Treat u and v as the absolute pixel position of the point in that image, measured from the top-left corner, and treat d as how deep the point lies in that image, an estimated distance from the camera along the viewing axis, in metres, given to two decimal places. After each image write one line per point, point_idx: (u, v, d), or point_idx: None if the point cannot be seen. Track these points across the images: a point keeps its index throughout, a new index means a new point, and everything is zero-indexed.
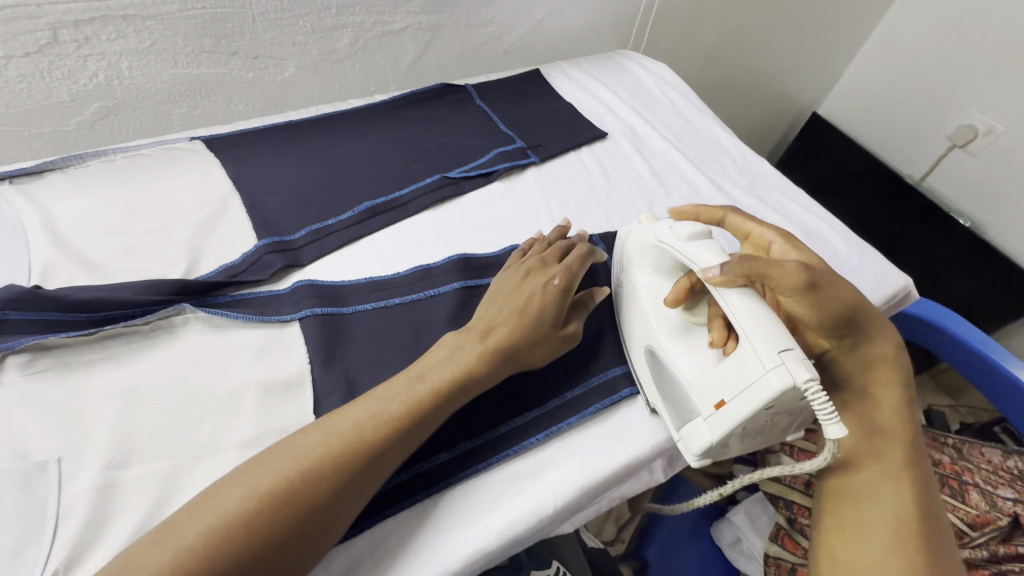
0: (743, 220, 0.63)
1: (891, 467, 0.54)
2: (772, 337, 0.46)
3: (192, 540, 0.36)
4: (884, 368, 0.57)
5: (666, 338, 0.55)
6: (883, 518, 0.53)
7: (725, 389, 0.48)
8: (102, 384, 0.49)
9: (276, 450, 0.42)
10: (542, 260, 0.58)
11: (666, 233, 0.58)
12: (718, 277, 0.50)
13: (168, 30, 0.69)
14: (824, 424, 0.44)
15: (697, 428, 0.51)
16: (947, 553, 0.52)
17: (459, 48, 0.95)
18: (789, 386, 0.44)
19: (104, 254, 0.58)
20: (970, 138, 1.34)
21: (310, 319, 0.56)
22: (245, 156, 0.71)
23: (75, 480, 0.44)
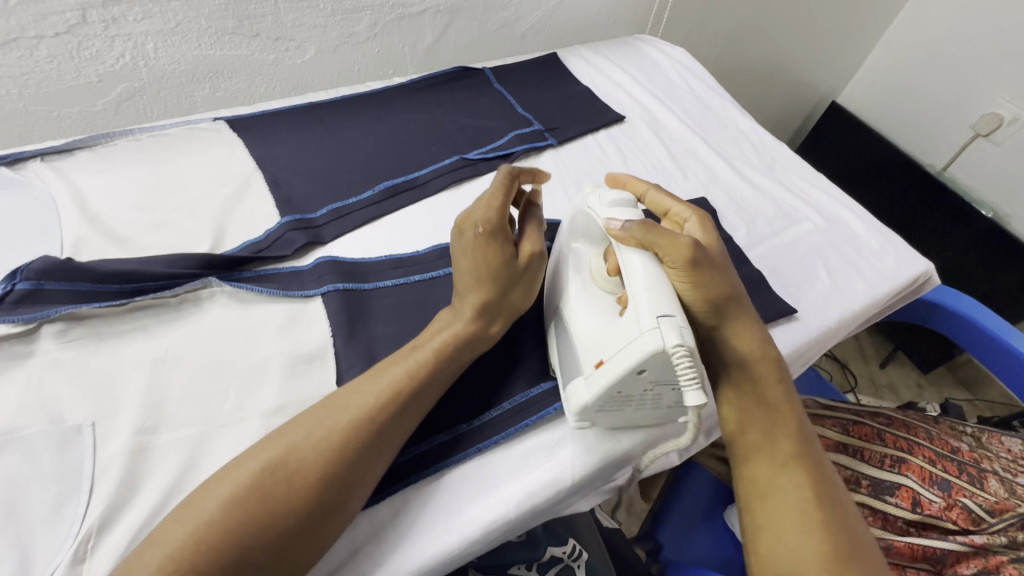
0: (664, 198, 0.59)
1: (784, 456, 0.52)
2: (657, 299, 0.45)
3: (213, 512, 0.38)
4: (756, 367, 0.54)
5: (579, 298, 0.53)
6: (790, 509, 0.50)
7: (605, 348, 0.47)
8: (133, 353, 0.50)
9: (286, 426, 0.43)
10: (467, 211, 0.54)
11: (596, 202, 0.55)
12: (619, 233, 0.50)
13: (192, 11, 0.70)
14: (684, 389, 0.42)
15: (578, 389, 0.49)
16: (855, 527, 0.50)
17: (476, 31, 0.95)
18: (657, 350, 0.43)
19: (132, 229, 0.59)
20: (993, 127, 1.31)
21: (333, 294, 0.57)
22: (267, 136, 0.72)
23: (109, 443, 0.45)
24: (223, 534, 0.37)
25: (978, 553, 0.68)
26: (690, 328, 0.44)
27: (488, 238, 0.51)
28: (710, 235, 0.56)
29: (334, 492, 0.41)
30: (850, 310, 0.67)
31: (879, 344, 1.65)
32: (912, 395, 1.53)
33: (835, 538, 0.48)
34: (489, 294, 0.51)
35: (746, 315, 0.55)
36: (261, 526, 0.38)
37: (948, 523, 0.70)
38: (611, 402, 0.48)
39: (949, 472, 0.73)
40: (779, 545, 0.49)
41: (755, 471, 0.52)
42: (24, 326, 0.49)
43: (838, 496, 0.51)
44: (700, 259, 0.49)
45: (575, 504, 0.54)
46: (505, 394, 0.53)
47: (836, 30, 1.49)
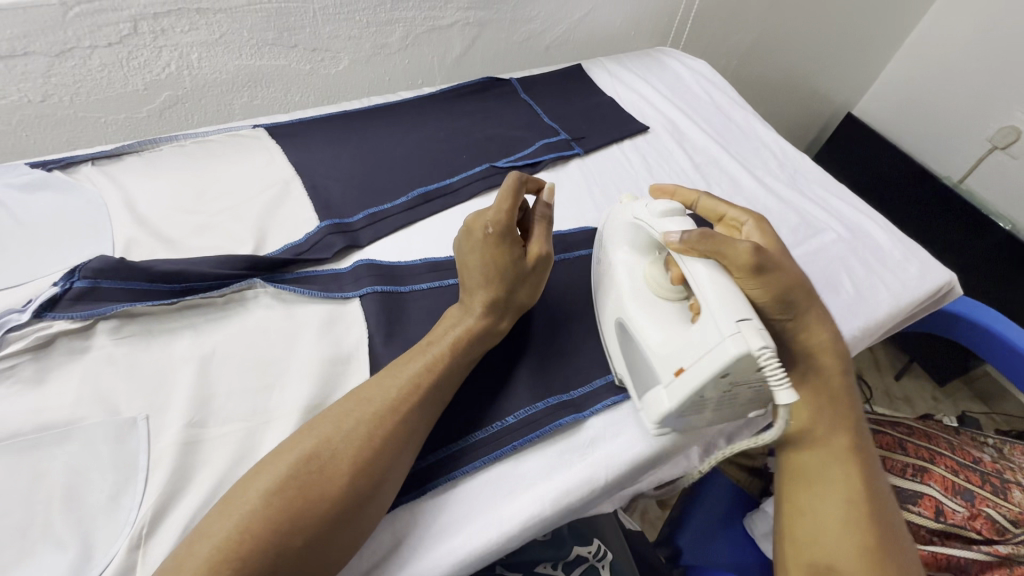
0: (719, 204, 0.61)
1: (842, 451, 0.54)
2: (730, 304, 0.45)
3: (256, 501, 0.39)
4: (827, 361, 0.56)
5: (636, 310, 0.53)
6: (839, 501, 0.52)
7: (686, 356, 0.46)
8: (183, 349, 0.53)
9: (317, 419, 0.45)
10: (476, 211, 0.57)
11: (643, 211, 0.55)
12: (679, 245, 0.49)
13: (236, 23, 0.73)
14: (775, 391, 0.43)
15: (657, 396, 0.49)
16: (896, 528, 0.52)
17: (503, 43, 0.97)
18: (744, 353, 0.42)
19: (179, 231, 0.62)
20: (1011, 140, 1.32)
21: (371, 296, 0.59)
22: (305, 143, 0.74)
23: (162, 435, 0.47)
24: (267, 522, 0.39)
25: (1003, 563, 0.67)
26: (768, 329, 0.44)
27: (497, 238, 0.54)
28: (769, 236, 0.57)
29: (367, 481, 0.43)
30: (874, 318, 0.68)
31: (896, 355, 1.64)
32: (929, 408, 1.52)
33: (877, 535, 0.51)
34: (497, 292, 0.54)
35: (818, 309, 0.55)
36: (302, 512, 0.40)
37: (971, 532, 0.70)
38: (691, 406, 0.48)
39: (971, 482, 0.74)
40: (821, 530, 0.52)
41: (801, 461, 0.55)
42: (82, 322, 0.51)
43: (884, 494, 0.54)
44: (763, 263, 0.49)
45: (605, 503, 0.55)
46: (538, 394, 0.54)
47: (852, 43, 1.50)
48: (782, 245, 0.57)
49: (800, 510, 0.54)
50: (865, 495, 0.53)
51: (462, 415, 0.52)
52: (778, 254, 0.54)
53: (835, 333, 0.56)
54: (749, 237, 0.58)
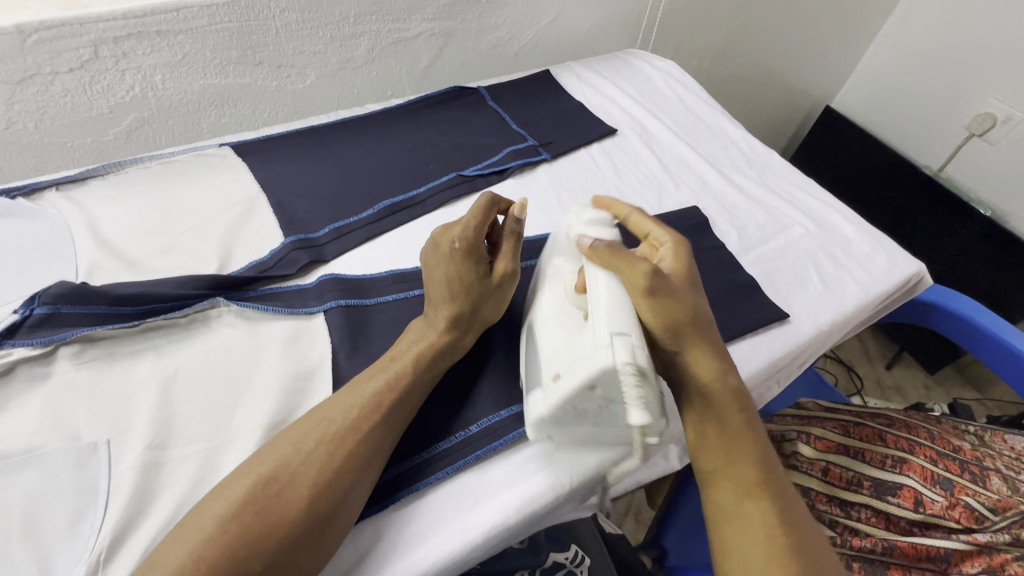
0: (644, 221, 0.58)
1: (751, 487, 0.51)
2: (616, 319, 0.45)
3: (213, 528, 0.39)
4: (719, 399, 0.53)
5: (547, 318, 0.53)
6: (757, 540, 0.48)
7: (563, 363, 0.47)
8: (145, 372, 0.53)
9: (276, 441, 0.45)
10: (444, 226, 0.56)
11: (573, 220, 0.56)
12: (587, 248, 0.51)
13: (198, 43, 0.73)
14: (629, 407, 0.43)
15: (536, 400, 0.49)
16: (822, 564, 0.48)
17: (471, 52, 0.98)
18: (608, 365, 0.43)
19: (143, 253, 0.62)
20: (987, 126, 1.33)
21: (335, 310, 0.59)
22: (271, 160, 0.75)
23: (123, 459, 0.47)
24: (223, 549, 0.38)
25: (983, 552, 0.67)
26: (643, 348, 0.44)
27: (462, 254, 0.54)
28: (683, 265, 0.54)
29: (329, 501, 0.42)
30: (842, 311, 0.68)
31: (885, 345, 1.64)
32: (920, 396, 1.52)
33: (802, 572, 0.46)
34: (460, 307, 0.54)
35: (705, 339, 0.53)
36: (261, 537, 0.39)
37: (951, 522, 0.70)
38: (569, 416, 0.48)
39: (950, 471, 0.73)
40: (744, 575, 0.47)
41: (719, 499, 0.52)
42: (42, 348, 0.51)
43: (805, 528, 0.50)
44: (657, 286, 0.49)
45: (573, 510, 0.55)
46: (503, 402, 0.55)
47: (825, 38, 1.51)
48: (692, 275, 0.54)
49: (724, 560, 0.50)
50: (782, 531, 0.49)
51: (425, 426, 0.52)
52: (679, 283, 0.53)
53: (724, 368, 0.54)
54: (660, 260, 0.55)
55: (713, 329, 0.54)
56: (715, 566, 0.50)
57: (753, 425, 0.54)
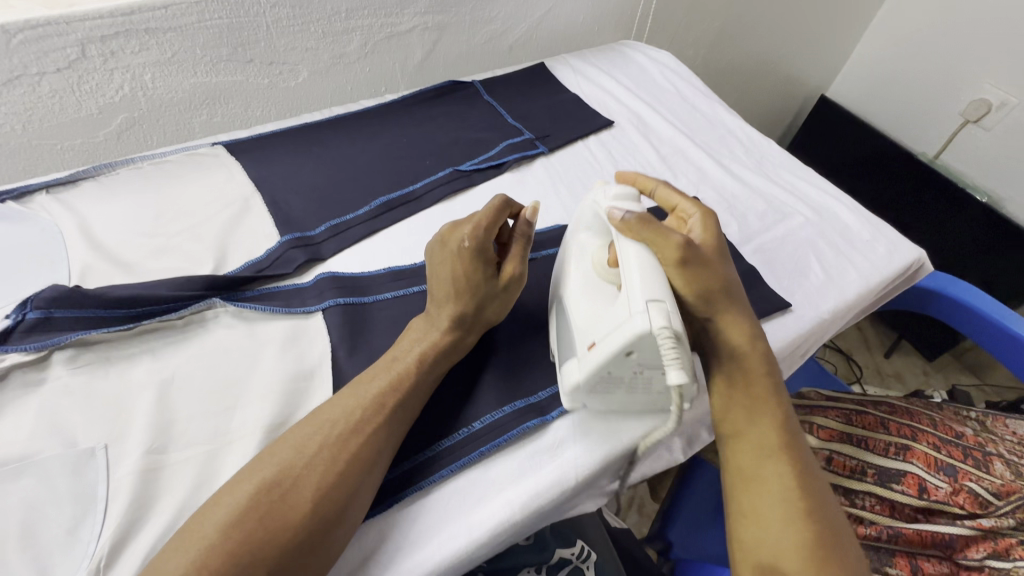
0: (672, 194, 0.60)
1: (772, 449, 0.52)
2: (647, 286, 0.46)
3: (215, 533, 0.38)
4: (746, 362, 0.55)
5: (576, 293, 0.53)
6: (776, 499, 0.50)
7: (596, 332, 0.48)
8: (142, 375, 0.52)
9: (276, 444, 0.44)
10: (454, 223, 0.55)
11: (599, 195, 0.57)
12: (620, 223, 0.52)
13: (187, 41, 0.72)
14: (667, 368, 0.43)
15: (572, 368, 0.50)
16: (839, 528, 0.49)
17: (464, 46, 0.97)
18: (644, 331, 0.44)
19: (137, 255, 0.61)
20: (983, 113, 1.33)
21: (334, 308, 0.58)
22: (264, 158, 0.73)
23: (121, 465, 0.47)
24: (225, 554, 0.37)
25: (987, 536, 0.67)
26: (677, 315, 0.45)
27: (471, 254, 0.53)
28: (709, 236, 0.57)
29: (333, 503, 0.42)
30: (845, 300, 0.68)
31: (884, 333, 1.65)
32: (920, 383, 1.53)
33: (820, 532, 0.48)
34: (464, 307, 0.53)
35: (733, 305, 0.55)
36: (265, 541, 0.39)
37: (955, 508, 0.70)
38: (604, 382, 0.49)
39: (954, 457, 0.73)
40: (762, 529, 0.49)
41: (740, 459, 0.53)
42: (36, 353, 0.50)
43: (821, 491, 0.51)
44: (688, 257, 0.52)
45: (578, 506, 0.55)
46: (506, 399, 0.54)
47: (820, 26, 1.51)
48: (722, 244, 0.57)
49: (743, 517, 0.51)
50: (801, 492, 0.50)
51: (427, 424, 0.51)
52: (710, 254, 0.55)
53: (752, 334, 0.56)
54: (690, 231, 0.58)
55: (738, 291, 0.56)
56: (732, 529, 0.52)
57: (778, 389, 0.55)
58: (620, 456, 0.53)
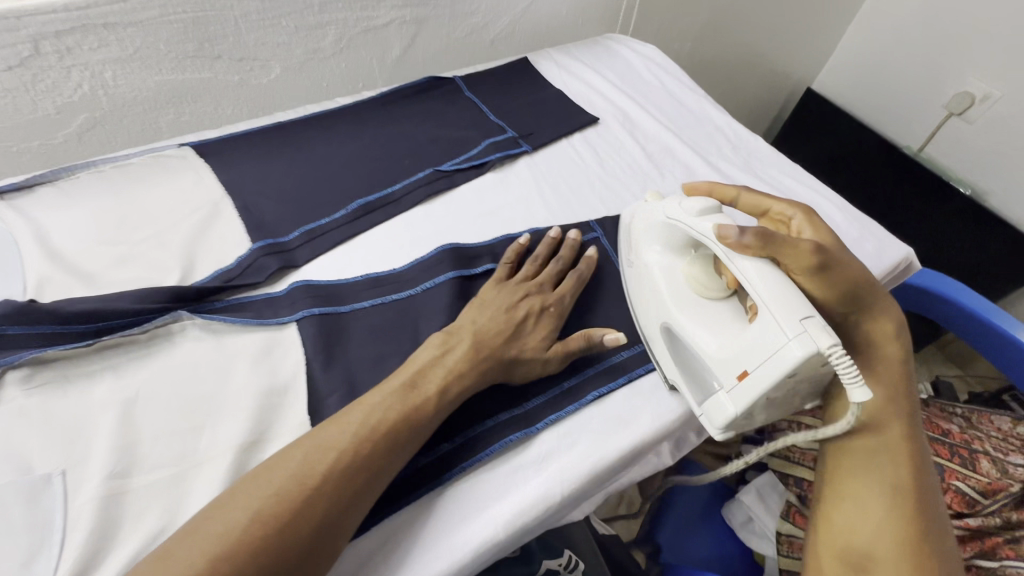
0: (761, 198, 0.61)
1: (888, 445, 0.52)
2: (791, 305, 0.45)
3: (202, 561, 0.35)
4: (888, 354, 0.55)
5: (677, 311, 0.55)
6: (885, 495, 0.50)
7: (749, 359, 0.47)
8: (102, 394, 0.49)
9: (284, 455, 0.41)
10: (538, 282, 0.58)
11: (678, 211, 0.57)
12: (736, 243, 0.49)
13: (150, 36, 0.68)
14: (848, 388, 0.43)
15: (719, 401, 0.49)
16: (943, 528, 0.50)
17: (444, 40, 0.93)
18: (812, 353, 0.43)
19: (98, 265, 0.58)
20: (967, 105, 1.33)
21: (307, 319, 0.55)
22: (235, 160, 0.70)
23: (80, 491, 0.44)
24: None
25: (974, 536, 0.68)
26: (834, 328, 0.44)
27: (550, 318, 0.55)
28: (820, 229, 0.57)
29: (329, 528, 0.39)
30: None
31: None
32: None
33: (923, 527, 0.49)
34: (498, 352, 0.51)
35: (878, 301, 0.55)
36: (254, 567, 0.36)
37: (942, 507, 0.70)
38: (760, 409, 0.48)
39: (941, 456, 0.74)
40: (859, 519, 0.50)
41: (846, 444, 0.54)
42: None
43: (932, 488, 0.52)
44: (824, 259, 0.50)
45: (566, 517, 0.53)
46: (489, 410, 0.52)
47: (805, 19, 1.50)
48: (836, 239, 0.55)
49: (835, 503, 0.52)
50: (913, 489, 0.50)
51: None
52: (838, 250, 0.53)
53: (898, 323, 0.55)
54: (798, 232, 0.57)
55: (882, 288, 0.55)
56: (817, 516, 0.53)
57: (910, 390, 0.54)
58: (611, 465, 0.51)
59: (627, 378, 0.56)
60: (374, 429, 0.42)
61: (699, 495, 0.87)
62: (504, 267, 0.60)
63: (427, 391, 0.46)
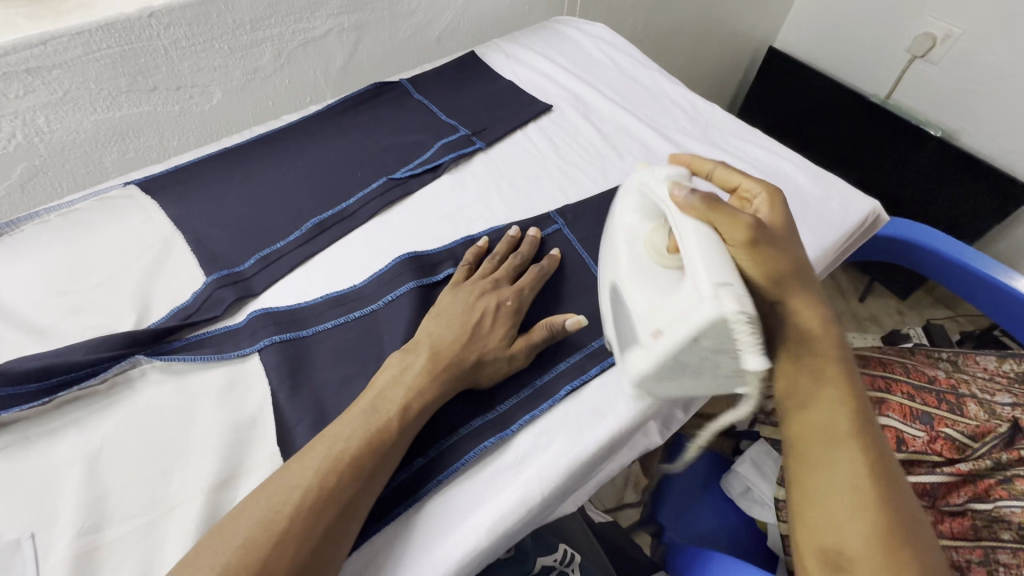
0: (733, 174, 0.58)
1: (840, 437, 0.49)
2: (714, 269, 0.44)
3: None
4: (821, 346, 0.52)
5: (630, 277, 0.51)
6: (842, 487, 0.47)
7: (663, 317, 0.46)
8: (65, 450, 0.48)
9: (247, 508, 0.39)
10: (494, 280, 0.57)
11: (649, 177, 0.54)
12: (683, 201, 0.49)
13: (79, 76, 0.66)
14: (742, 352, 0.43)
15: (634, 358, 0.49)
16: (914, 513, 0.46)
17: (388, 43, 0.91)
18: (718, 317, 0.42)
19: (51, 318, 0.56)
20: (928, 47, 1.32)
21: (270, 347, 0.55)
22: (183, 192, 0.68)
23: (51, 553, 0.43)
24: None
25: (967, 480, 0.67)
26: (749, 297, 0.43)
27: (508, 313, 0.54)
28: (777, 214, 0.54)
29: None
30: None
31: (858, 277, 1.65)
32: (896, 323, 1.54)
33: (890, 517, 0.45)
34: (465, 360, 0.50)
35: (806, 289, 0.53)
36: None
37: (933, 456, 0.69)
38: (671, 369, 0.48)
39: (929, 404, 0.73)
40: (829, 517, 0.46)
41: (801, 438, 0.51)
42: None
43: (895, 478, 0.48)
44: (759, 239, 0.49)
45: (552, 516, 0.52)
46: (461, 418, 0.51)
47: None
48: (789, 226, 0.54)
49: (804, 502, 0.49)
50: (872, 481, 0.47)
51: None
52: (780, 233, 0.52)
53: (825, 319, 0.53)
54: (755, 212, 0.55)
55: (812, 279, 0.53)
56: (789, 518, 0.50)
57: (850, 377, 0.52)
58: (590, 458, 0.50)
59: (602, 367, 0.55)
60: (335, 464, 0.41)
61: (697, 470, 0.87)
62: (462, 270, 0.59)
63: (388, 413, 0.45)
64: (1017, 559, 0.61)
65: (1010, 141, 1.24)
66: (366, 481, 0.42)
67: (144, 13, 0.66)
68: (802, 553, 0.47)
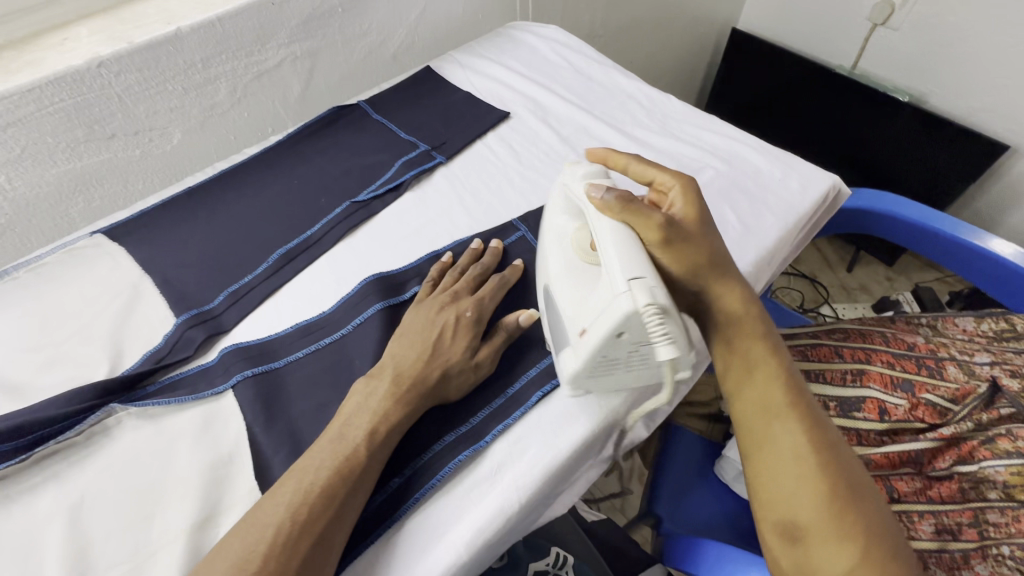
0: (647, 168, 0.57)
1: (778, 408, 0.50)
2: (628, 265, 0.46)
3: None
4: (742, 326, 0.54)
5: (561, 276, 0.53)
6: (787, 460, 0.48)
7: (586, 317, 0.48)
8: (46, 504, 0.48)
9: (223, 552, 0.40)
10: (454, 293, 0.57)
11: (570, 180, 0.57)
12: (600, 202, 0.51)
13: (35, 131, 0.67)
14: (655, 346, 0.44)
15: (566, 358, 0.50)
16: (856, 474, 0.48)
17: (344, 66, 0.92)
18: (630, 310, 0.44)
19: (25, 374, 0.57)
20: (887, 14, 1.32)
21: (243, 383, 0.55)
22: (149, 236, 0.69)
23: None
24: None
25: (950, 444, 0.68)
26: (662, 288, 0.45)
27: (470, 323, 0.54)
28: (691, 208, 0.54)
29: None
30: (765, 247, 0.67)
31: (843, 248, 1.64)
32: (885, 290, 1.54)
33: (834, 479, 0.47)
34: (433, 378, 0.51)
35: (723, 273, 0.54)
36: None
37: (917, 423, 0.69)
38: (600, 367, 0.49)
39: (909, 371, 0.72)
40: (778, 489, 0.48)
41: (748, 423, 0.51)
42: None
43: (835, 443, 0.49)
44: (673, 236, 0.51)
45: (536, 519, 0.53)
46: (434, 435, 0.51)
47: None
48: (703, 219, 0.54)
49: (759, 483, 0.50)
50: (813, 445, 0.48)
51: None
52: (696, 229, 0.53)
53: (745, 296, 0.54)
54: (670, 207, 0.55)
55: (726, 261, 0.54)
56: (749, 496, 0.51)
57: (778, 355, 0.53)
58: (564, 462, 0.50)
59: None
60: (306, 496, 0.42)
61: (691, 457, 0.87)
62: (424, 286, 0.60)
63: (354, 440, 0.46)
64: (1006, 517, 0.61)
65: (976, 99, 1.25)
66: (338, 509, 0.43)
67: (93, 64, 0.67)
68: (760, 526, 0.49)
